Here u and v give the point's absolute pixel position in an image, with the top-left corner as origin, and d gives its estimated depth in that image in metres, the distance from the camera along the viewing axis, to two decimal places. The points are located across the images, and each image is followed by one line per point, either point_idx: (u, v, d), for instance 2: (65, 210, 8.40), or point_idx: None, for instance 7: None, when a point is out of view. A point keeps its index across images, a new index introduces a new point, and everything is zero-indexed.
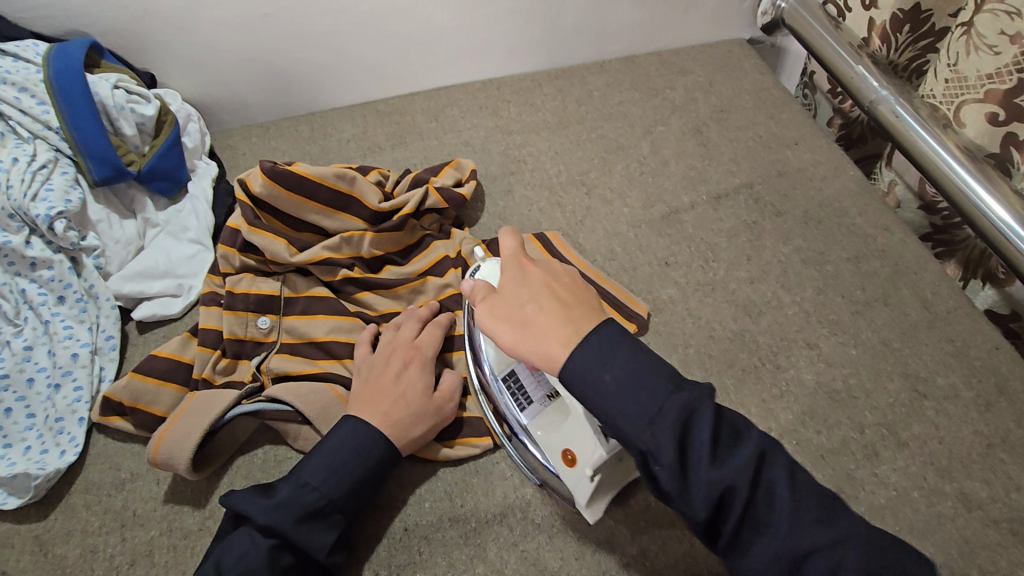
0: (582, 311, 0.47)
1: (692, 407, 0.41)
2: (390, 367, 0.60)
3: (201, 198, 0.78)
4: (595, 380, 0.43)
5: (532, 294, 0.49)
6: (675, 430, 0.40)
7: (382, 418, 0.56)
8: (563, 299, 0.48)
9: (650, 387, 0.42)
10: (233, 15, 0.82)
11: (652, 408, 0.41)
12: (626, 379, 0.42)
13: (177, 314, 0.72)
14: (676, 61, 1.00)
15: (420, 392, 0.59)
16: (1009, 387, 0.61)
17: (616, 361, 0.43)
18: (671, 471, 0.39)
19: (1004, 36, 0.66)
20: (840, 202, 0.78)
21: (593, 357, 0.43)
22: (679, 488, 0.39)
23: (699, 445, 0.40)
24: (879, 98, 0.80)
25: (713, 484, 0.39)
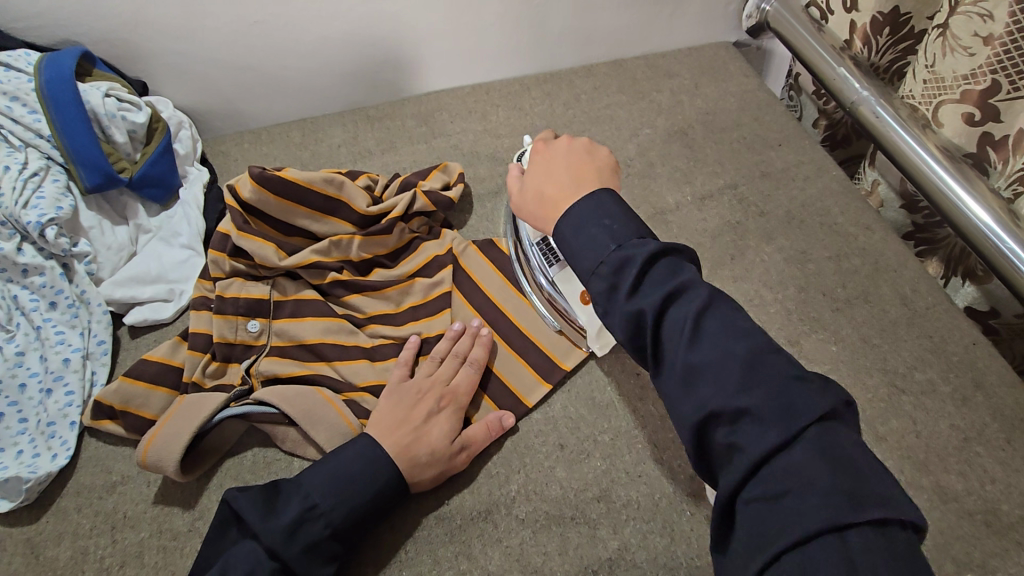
0: (572, 184, 0.54)
1: (629, 259, 0.45)
2: (418, 399, 0.60)
3: (192, 204, 0.79)
4: (582, 232, 0.48)
5: (545, 179, 0.56)
6: (608, 279, 0.45)
7: (397, 450, 0.56)
8: (562, 179, 0.55)
9: (603, 237, 0.46)
10: (224, 24, 0.83)
11: (597, 254, 0.46)
12: (589, 230, 0.47)
13: (167, 318, 0.72)
14: (663, 64, 1.01)
15: (442, 437, 0.58)
16: (986, 381, 0.62)
17: (592, 221, 0.48)
18: (601, 302, 0.45)
19: (978, 37, 0.67)
20: (822, 202, 0.79)
21: (571, 225, 0.48)
22: (602, 311, 0.46)
23: (624, 286, 0.44)
24: (860, 99, 0.81)
25: (631, 313, 0.43)
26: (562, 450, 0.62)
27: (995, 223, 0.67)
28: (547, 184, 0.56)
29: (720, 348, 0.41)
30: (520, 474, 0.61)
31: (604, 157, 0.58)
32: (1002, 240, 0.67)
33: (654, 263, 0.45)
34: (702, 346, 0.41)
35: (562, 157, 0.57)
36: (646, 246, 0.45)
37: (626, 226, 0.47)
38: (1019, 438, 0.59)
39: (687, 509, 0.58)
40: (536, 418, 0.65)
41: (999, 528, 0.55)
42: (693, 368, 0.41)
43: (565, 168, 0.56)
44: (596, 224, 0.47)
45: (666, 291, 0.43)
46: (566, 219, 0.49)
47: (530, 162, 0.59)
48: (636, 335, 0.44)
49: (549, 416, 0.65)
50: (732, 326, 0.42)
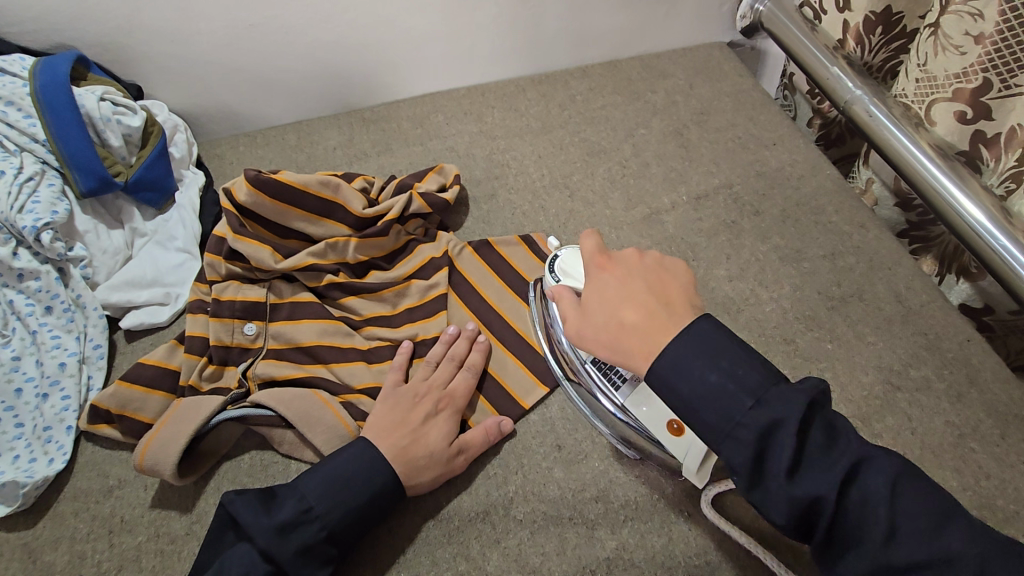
0: (666, 318, 0.47)
1: (773, 420, 0.41)
2: (417, 403, 0.61)
3: (188, 207, 0.79)
4: (677, 362, 0.44)
5: (620, 304, 0.49)
6: (754, 447, 0.41)
7: (395, 453, 0.56)
8: (645, 305, 0.48)
9: (729, 395, 0.42)
10: (219, 27, 0.83)
11: (726, 411, 0.42)
12: (706, 387, 0.43)
13: (164, 322, 0.72)
14: (657, 64, 1.02)
15: (440, 440, 0.59)
16: (980, 378, 0.62)
17: (707, 367, 0.44)
18: (744, 476, 0.42)
19: (969, 36, 0.67)
20: (817, 200, 0.79)
21: (672, 364, 0.44)
22: (757, 495, 0.42)
23: (778, 463, 0.40)
24: (854, 98, 0.82)
25: (796, 497, 0.40)
26: (560, 451, 0.62)
27: (988, 221, 0.68)
28: (625, 310, 0.48)
29: (874, 507, 0.40)
30: (517, 475, 0.61)
31: (680, 273, 0.52)
32: (996, 238, 0.67)
33: (773, 390, 0.42)
34: (805, 478, 0.40)
35: (637, 278, 0.51)
36: (795, 404, 0.41)
37: (751, 373, 0.43)
38: (1013, 433, 0.59)
39: (685, 508, 0.58)
40: (533, 418, 0.65)
41: (994, 524, 0.55)
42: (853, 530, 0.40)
43: (644, 293, 0.49)
44: (704, 372, 0.43)
45: (841, 474, 0.40)
46: (665, 356, 0.45)
47: (592, 280, 0.53)
48: (801, 509, 0.41)
49: (546, 416, 0.65)
50: (882, 474, 0.41)
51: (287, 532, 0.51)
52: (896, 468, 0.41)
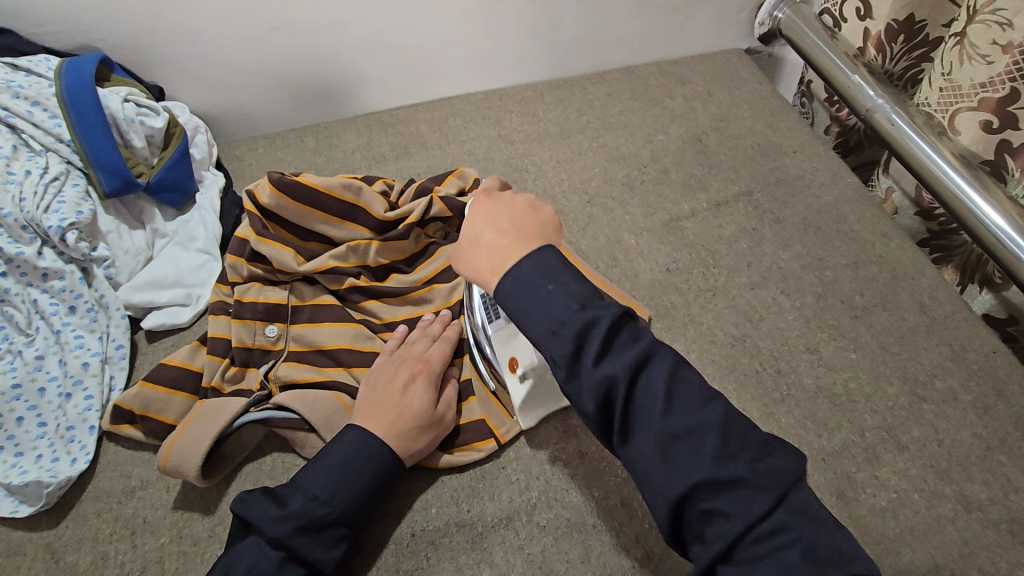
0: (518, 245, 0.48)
1: (596, 320, 0.41)
2: (392, 378, 0.61)
3: (208, 208, 0.80)
4: (526, 292, 0.43)
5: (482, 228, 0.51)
6: (573, 341, 0.41)
7: (386, 428, 0.57)
8: (502, 233, 0.49)
9: (562, 297, 0.42)
10: (240, 29, 0.84)
11: (558, 315, 0.42)
12: (541, 294, 0.43)
13: (185, 323, 0.73)
14: (675, 71, 1.02)
15: (425, 405, 0.59)
16: (1006, 390, 0.62)
17: (543, 282, 0.43)
18: (566, 367, 0.41)
19: (996, 46, 0.67)
20: (838, 208, 0.79)
21: (516, 281, 0.44)
22: (573, 386, 0.41)
23: (652, 386, 0.40)
24: (875, 107, 0.82)
25: (603, 380, 0.40)
26: (582, 457, 0.62)
27: (1014, 231, 0.67)
28: (485, 233, 0.50)
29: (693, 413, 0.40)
30: (540, 481, 0.61)
31: (551, 219, 0.53)
32: (1022, 249, 0.67)
33: (621, 323, 0.42)
34: (674, 415, 0.40)
35: (506, 213, 0.52)
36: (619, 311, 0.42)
37: (581, 284, 0.43)
38: None
39: None
40: (555, 424, 0.64)
41: None
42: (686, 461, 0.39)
43: (508, 222, 0.51)
44: (544, 290, 0.43)
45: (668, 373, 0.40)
46: (513, 275, 0.44)
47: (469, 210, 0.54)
48: (608, 394, 0.40)
49: (568, 423, 0.64)
50: (699, 388, 0.41)
51: (301, 526, 0.50)
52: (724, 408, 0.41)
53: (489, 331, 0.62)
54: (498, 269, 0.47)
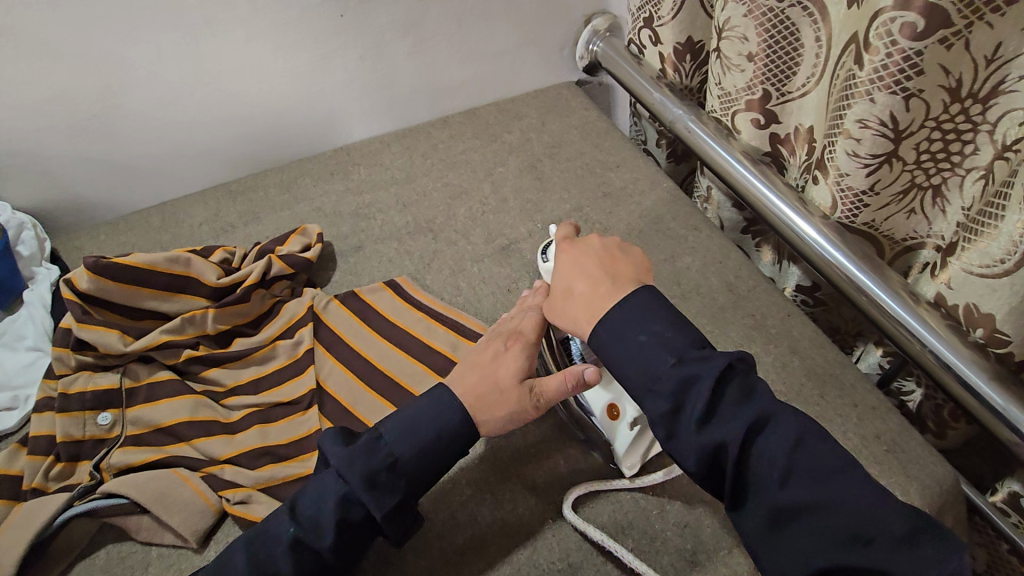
0: (610, 287, 0.57)
1: (695, 376, 0.49)
2: (491, 349, 0.61)
3: (38, 303, 0.78)
4: (614, 329, 0.54)
5: (572, 277, 0.60)
6: (672, 397, 0.49)
7: (469, 394, 0.57)
8: (594, 278, 0.58)
9: (652, 351, 0.51)
10: (61, 122, 0.84)
11: (654, 369, 0.51)
12: (636, 346, 0.52)
13: (11, 427, 0.69)
14: (512, 108, 1.10)
15: (515, 373, 0.58)
16: (800, 346, 0.67)
17: (632, 331, 0.53)
18: (662, 425, 0.49)
19: (743, 56, 0.77)
20: (656, 210, 0.87)
21: (610, 331, 0.54)
22: (673, 445, 0.49)
23: (692, 410, 0.48)
24: (677, 118, 0.92)
25: (705, 442, 0.47)
26: None
27: (823, 237, 0.73)
28: (577, 288, 0.59)
29: (815, 488, 0.45)
30: None
31: (635, 256, 0.62)
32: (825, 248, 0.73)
33: (727, 377, 0.49)
34: (717, 425, 0.47)
35: (591, 257, 0.61)
36: (717, 366, 0.49)
37: (683, 337, 0.52)
38: (829, 391, 0.64)
39: (549, 516, 0.61)
40: None
41: None
42: (805, 510, 0.45)
43: (594, 269, 0.60)
44: (635, 339, 0.52)
45: (789, 436, 0.46)
46: (605, 324, 0.54)
47: (586, 256, 0.61)
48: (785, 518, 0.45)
49: None
50: (823, 460, 0.46)
51: None
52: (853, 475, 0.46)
53: None
54: (594, 318, 0.56)
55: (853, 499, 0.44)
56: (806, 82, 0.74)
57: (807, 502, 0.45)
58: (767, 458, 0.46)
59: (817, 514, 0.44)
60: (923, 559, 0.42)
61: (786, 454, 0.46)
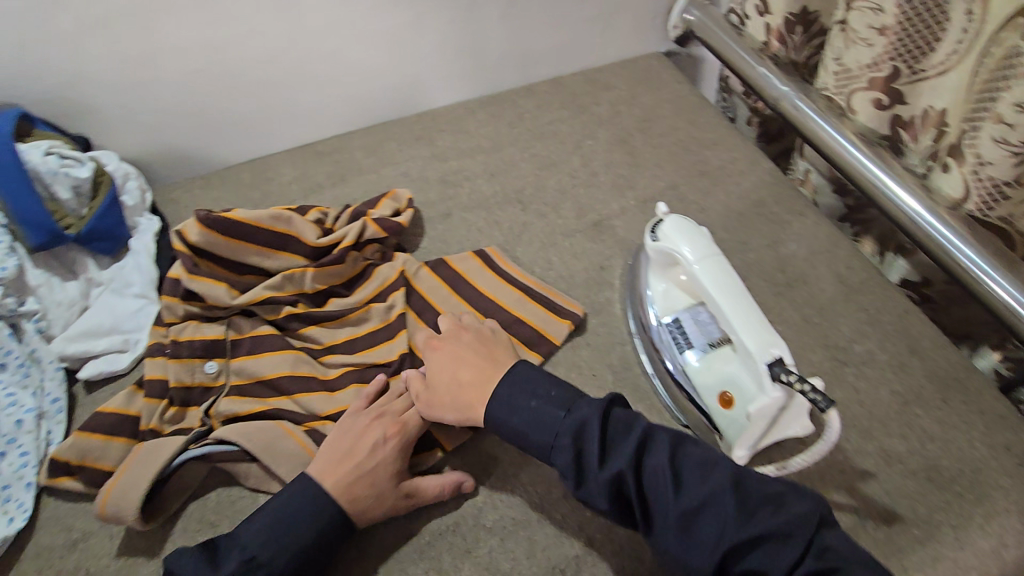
0: (484, 370, 0.60)
1: (586, 421, 0.52)
2: (343, 440, 0.59)
3: (143, 252, 0.81)
4: (511, 399, 0.56)
5: (454, 364, 0.62)
6: (573, 446, 0.51)
7: (338, 489, 0.55)
8: (478, 364, 0.61)
9: (547, 412, 0.54)
10: (163, 76, 0.85)
11: (553, 430, 0.53)
12: (533, 411, 0.55)
13: (124, 368, 0.72)
14: (599, 79, 1.06)
15: (389, 474, 0.58)
16: (920, 347, 0.64)
17: (525, 397, 0.56)
18: (573, 477, 0.50)
19: (873, 29, 0.72)
20: (757, 192, 0.82)
21: (505, 406, 0.56)
22: (585, 492, 0.50)
23: (593, 454, 0.50)
24: (782, 95, 0.86)
25: (610, 479, 0.49)
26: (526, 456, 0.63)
27: (925, 211, 0.70)
28: (463, 371, 0.61)
29: (699, 488, 0.47)
30: (485, 484, 0.62)
31: (504, 339, 0.66)
32: (937, 226, 0.69)
33: (613, 422, 0.52)
34: (613, 460, 0.50)
35: (465, 345, 0.64)
36: (599, 409, 0.52)
37: (565, 396, 0.55)
38: (954, 397, 0.61)
39: None
40: None
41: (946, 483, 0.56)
42: (684, 511, 0.47)
43: (471, 356, 0.62)
44: (527, 405, 0.55)
45: (634, 444, 0.50)
46: (498, 401, 0.56)
47: (428, 356, 0.64)
48: (690, 521, 0.46)
49: None
50: (695, 463, 0.49)
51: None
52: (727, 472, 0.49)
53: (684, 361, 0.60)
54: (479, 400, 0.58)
55: (756, 488, 0.47)
56: (947, 60, 0.67)
57: (699, 501, 0.47)
58: (664, 469, 0.49)
59: (704, 516, 0.46)
60: (788, 526, 0.45)
61: (667, 470, 0.48)
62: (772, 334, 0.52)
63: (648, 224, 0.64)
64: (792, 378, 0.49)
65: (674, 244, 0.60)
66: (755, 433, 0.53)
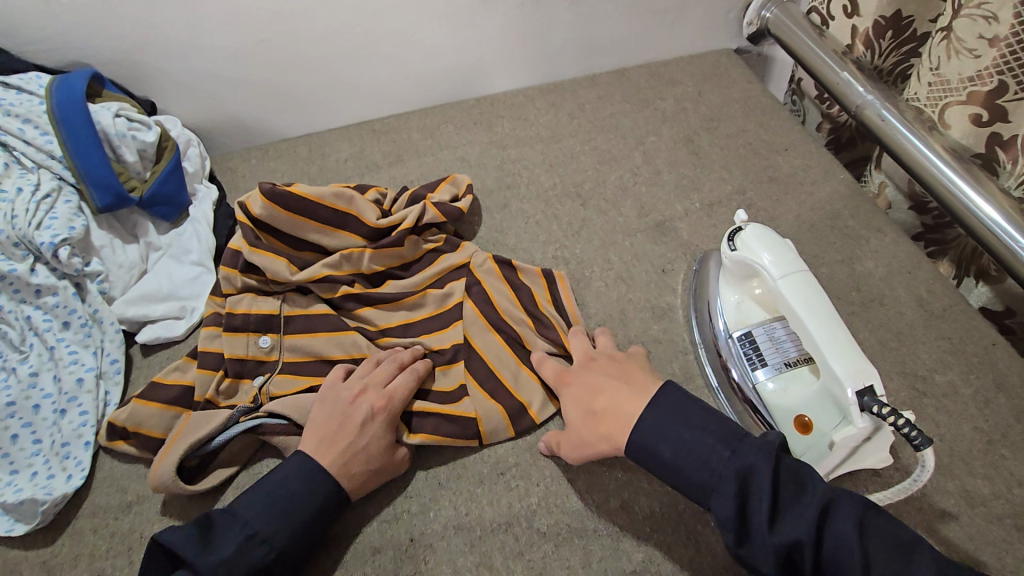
0: (634, 394, 0.57)
1: (748, 467, 0.48)
2: (336, 415, 0.59)
3: (202, 220, 0.80)
4: (658, 430, 0.53)
5: (598, 391, 0.59)
6: (738, 498, 0.47)
7: (338, 470, 0.57)
8: (615, 386, 0.58)
9: (713, 452, 0.49)
10: (230, 44, 0.85)
11: (716, 467, 0.49)
12: (688, 446, 0.51)
13: (179, 336, 0.73)
14: (666, 73, 1.02)
15: (382, 448, 0.59)
16: (1007, 383, 0.61)
17: (680, 427, 0.52)
18: (732, 531, 0.46)
19: (983, 39, 0.67)
20: (832, 205, 0.78)
21: (652, 435, 0.53)
22: (744, 550, 0.46)
23: (762, 512, 0.46)
24: (865, 103, 0.82)
25: (782, 545, 0.45)
26: (581, 460, 0.62)
27: (1005, 221, 0.67)
28: (600, 404, 0.58)
29: (801, 521, 0.45)
30: (539, 486, 0.61)
31: (640, 360, 0.64)
32: (1015, 240, 0.66)
33: (782, 467, 0.48)
34: (784, 523, 0.45)
35: (612, 371, 0.61)
36: (768, 453, 0.48)
37: (726, 428, 0.51)
38: None
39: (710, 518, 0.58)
40: (552, 427, 0.64)
41: None
42: (810, 558, 0.44)
43: (610, 378, 0.60)
44: (677, 436, 0.52)
45: (816, 510, 0.45)
46: (638, 428, 0.53)
47: (575, 376, 0.62)
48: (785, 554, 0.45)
49: (566, 425, 0.64)
50: (815, 502, 0.46)
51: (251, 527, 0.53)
52: (853, 511, 0.46)
53: (756, 378, 0.60)
54: (619, 418, 0.55)
55: (874, 539, 0.44)
56: None
57: (796, 536, 0.45)
58: (765, 497, 0.46)
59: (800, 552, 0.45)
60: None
61: (771, 503, 0.46)
62: (862, 360, 0.51)
63: (728, 231, 0.63)
64: (886, 412, 0.48)
65: (755, 254, 0.58)
66: (838, 462, 0.53)
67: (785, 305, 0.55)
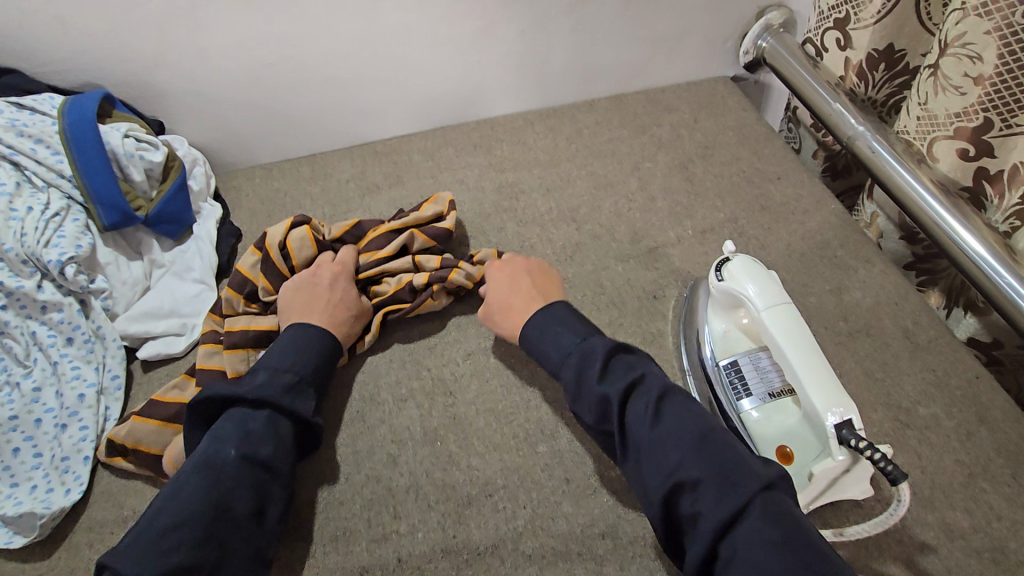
0: (537, 300, 0.66)
1: (592, 350, 0.57)
2: (315, 279, 0.71)
3: (206, 238, 0.83)
4: (539, 331, 0.62)
5: (509, 296, 0.68)
6: (575, 366, 0.57)
7: (325, 322, 0.68)
8: (528, 293, 0.67)
9: (566, 337, 0.59)
10: (237, 67, 0.87)
11: (565, 349, 0.59)
12: (553, 337, 0.60)
13: (179, 352, 0.75)
14: (663, 99, 1.04)
15: (352, 298, 0.71)
16: (989, 416, 0.62)
17: (549, 327, 0.61)
18: (579, 400, 0.56)
19: (968, 78, 0.68)
20: (822, 234, 0.80)
21: (535, 330, 0.62)
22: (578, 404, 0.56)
23: (591, 376, 0.55)
24: (857, 134, 0.83)
25: (598, 398, 0.54)
26: (569, 484, 0.63)
27: (993, 258, 0.68)
28: (515, 299, 0.68)
29: (674, 437, 0.50)
30: (526, 509, 0.62)
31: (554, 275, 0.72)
32: (1001, 276, 0.68)
33: (615, 356, 0.57)
34: (607, 383, 0.54)
35: (520, 277, 0.70)
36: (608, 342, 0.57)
37: (582, 329, 0.61)
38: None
39: None
40: (542, 451, 0.65)
41: (1008, 566, 0.54)
42: (656, 446, 0.50)
43: (524, 284, 0.69)
44: (551, 332, 0.61)
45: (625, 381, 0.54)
46: (531, 325, 0.62)
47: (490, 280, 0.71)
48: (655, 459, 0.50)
49: (556, 449, 0.65)
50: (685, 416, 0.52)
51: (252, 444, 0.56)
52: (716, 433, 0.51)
53: (741, 408, 0.61)
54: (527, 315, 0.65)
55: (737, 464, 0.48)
56: None
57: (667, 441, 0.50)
58: (642, 407, 0.52)
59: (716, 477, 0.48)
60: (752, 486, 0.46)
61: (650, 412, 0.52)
62: (839, 393, 0.52)
63: (716, 261, 0.64)
64: (863, 446, 0.49)
65: (741, 286, 0.60)
66: (817, 493, 0.54)
67: (767, 337, 0.57)
